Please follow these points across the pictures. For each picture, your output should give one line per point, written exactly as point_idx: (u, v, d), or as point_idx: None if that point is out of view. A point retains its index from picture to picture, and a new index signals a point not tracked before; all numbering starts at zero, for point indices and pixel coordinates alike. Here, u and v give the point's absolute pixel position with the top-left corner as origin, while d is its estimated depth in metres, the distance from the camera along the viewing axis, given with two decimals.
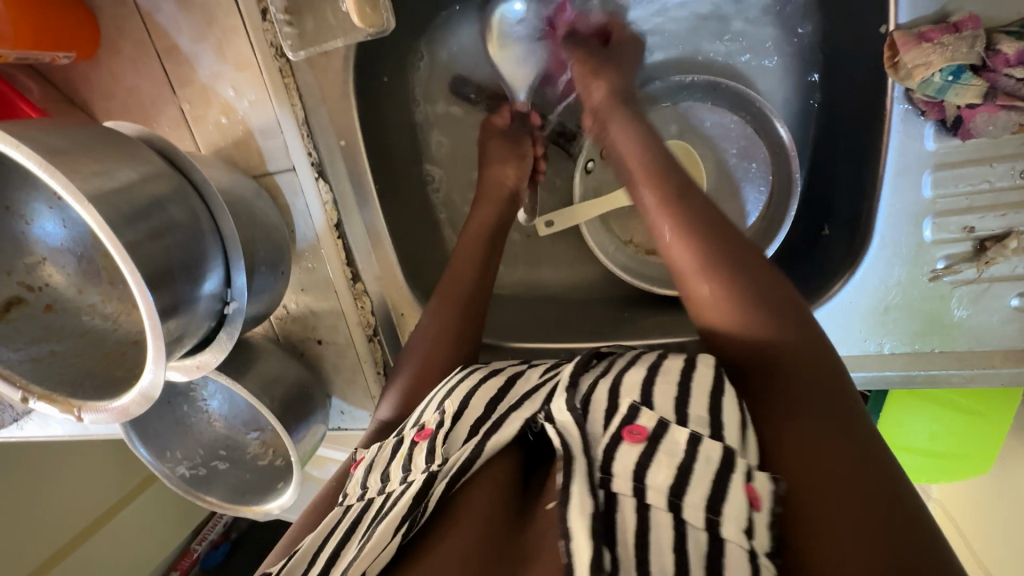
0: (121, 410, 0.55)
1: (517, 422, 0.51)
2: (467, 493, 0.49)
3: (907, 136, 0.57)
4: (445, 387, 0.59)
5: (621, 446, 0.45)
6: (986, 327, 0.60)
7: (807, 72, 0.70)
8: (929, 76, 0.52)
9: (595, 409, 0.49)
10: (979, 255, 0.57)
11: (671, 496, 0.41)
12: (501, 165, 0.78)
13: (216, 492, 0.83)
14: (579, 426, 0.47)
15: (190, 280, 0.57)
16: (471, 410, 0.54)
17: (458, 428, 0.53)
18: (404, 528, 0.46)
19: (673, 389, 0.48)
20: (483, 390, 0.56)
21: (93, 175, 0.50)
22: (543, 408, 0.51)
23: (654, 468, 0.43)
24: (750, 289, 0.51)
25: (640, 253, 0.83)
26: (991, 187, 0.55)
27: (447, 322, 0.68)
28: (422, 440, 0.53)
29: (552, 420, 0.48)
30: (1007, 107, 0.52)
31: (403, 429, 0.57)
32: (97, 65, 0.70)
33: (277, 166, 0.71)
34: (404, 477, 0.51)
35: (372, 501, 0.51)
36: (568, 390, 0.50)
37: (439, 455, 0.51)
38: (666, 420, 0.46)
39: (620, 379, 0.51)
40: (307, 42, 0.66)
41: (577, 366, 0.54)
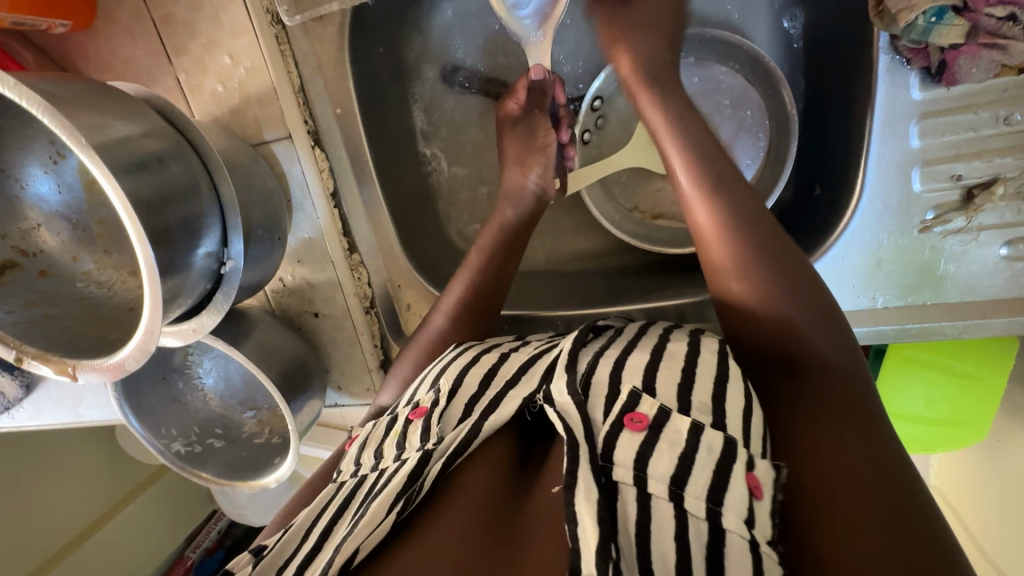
0: (117, 365, 0.54)
1: (514, 403, 0.50)
2: (463, 473, 0.48)
3: (892, 87, 0.58)
4: (439, 366, 0.59)
5: (621, 433, 0.43)
6: (976, 278, 0.61)
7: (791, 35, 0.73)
8: (914, 19, 0.53)
9: (596, 391, 0.47)
10: (968, 203, 0.58)
11: (672, 487, 0.40)
12: (521, 164, 0.75)
13: (210, 468, 0.81)
14: (580, 409, 0.45)
15: (189, 238, 0.57)
16: (464, 388, 0.53)
17: (453, 406, 0.52)
18: (398, 507, 0.45)
19: (677, 375, 0.47)
20: (477, 366, 0.55)
21: (92, 124, 0.50)
22: (541, 386, 0.50)
23: (656, 459, 0.41)
24: (794, 298, 0.50)
25: (646, 219, 0.84)
26: (976, 135, 0.57)
27: (460, 318, 0.67)
28: (416, 419, 0.52)
29: (551, 403, 0.46)
30: (989, 47, 0.53)
31: (396, 408, 0.57)
32: (94, 36, 0.70)
33: (273, 135, 0.71)
34: (398, 455, 0.50)
35: (365, 479, 0.51)
36: (568, 372, 0.48)
37: (434, 434, 0.49)
38: (667, 408, 0.44)
39: (618, 361, 0.49)
40: (302, 6, 0.66)
41: (575, 341, 0.52)
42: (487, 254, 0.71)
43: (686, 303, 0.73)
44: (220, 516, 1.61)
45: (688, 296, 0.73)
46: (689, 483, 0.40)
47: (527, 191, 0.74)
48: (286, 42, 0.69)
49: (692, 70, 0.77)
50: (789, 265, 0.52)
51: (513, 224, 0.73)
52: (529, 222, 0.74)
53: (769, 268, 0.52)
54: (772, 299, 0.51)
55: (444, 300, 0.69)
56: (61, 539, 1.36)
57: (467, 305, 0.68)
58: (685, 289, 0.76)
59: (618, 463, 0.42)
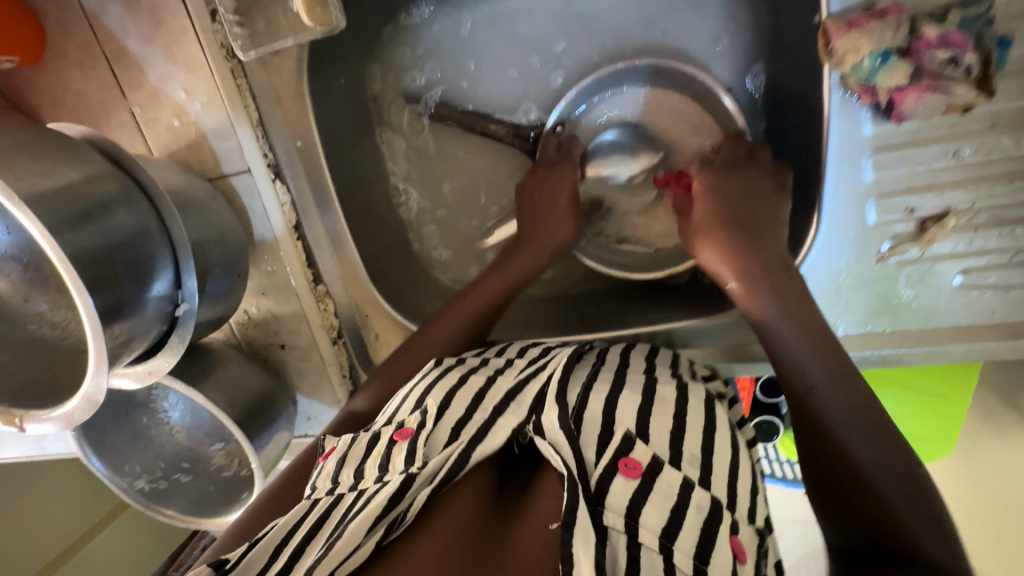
0: (67, 416, 0.53)
1: (502, 432, 0.50)
2: (449, 498, 0.48)
3: (845, 122, 0.57)
4: (423, 382, 0.58)
5: (616, 478, 0.45)
6: (932, 306, 0.62)
7: (749, 64, 0.71)
8: (860, 61, 0.53)
9: (587, 428, 0.49)
10: (920, 234, 0.59)
11: (662, 539, 0.42)
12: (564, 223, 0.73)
13: (176, 505, 0.80)
14: (573, 445, 0.46)
15: (137, 282, 0.56)
16: (451, 411, 0.53)
17: (440, 428, 0.51)
18: (380, 533, 0.45)
19: (668, 422, 0.51)
20: (463, 390, 0.55)
21: (30, 175, 0.49)
22: (533, 416, 0.50)
23: (649, 508, 0.43)
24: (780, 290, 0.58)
25: (612, 243, 0.83)
26: (927, 168, 0.57)
27: (456, 324, 0.68)
28: (401, 440, 0.50)
29: (542, 435, 0.48)
30: (933, 89, 0.52)
31: (376, 425, 0.55)
32: (43, 69, 0.68)
33: (232, 168, 0.71)
34: (380, 476, 0.49)
35: (342, 497, 0.49)
36: (558, 403, 0.49)
37: (419, 458, 0.48)
38: (660, 459, 0.47)
39: (609, 398, 0.52)
40: (257, 41, 0.64)
41: (563, 370, 0.53)
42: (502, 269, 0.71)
43: (652, 330, 0.73)
44: (203, 535, 1.52)
45: (660, 323, 0.73)
46: (679, 538, 0.42)
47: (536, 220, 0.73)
48: (242, 76, 0.67)
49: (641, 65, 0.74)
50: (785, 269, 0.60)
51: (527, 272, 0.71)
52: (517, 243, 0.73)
53: (756, 273, 0.59)
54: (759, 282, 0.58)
55: (421, 340, 0.68)
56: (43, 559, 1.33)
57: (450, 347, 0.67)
58: (651, 316, 0.76)
59: (608, 508, 0.43)
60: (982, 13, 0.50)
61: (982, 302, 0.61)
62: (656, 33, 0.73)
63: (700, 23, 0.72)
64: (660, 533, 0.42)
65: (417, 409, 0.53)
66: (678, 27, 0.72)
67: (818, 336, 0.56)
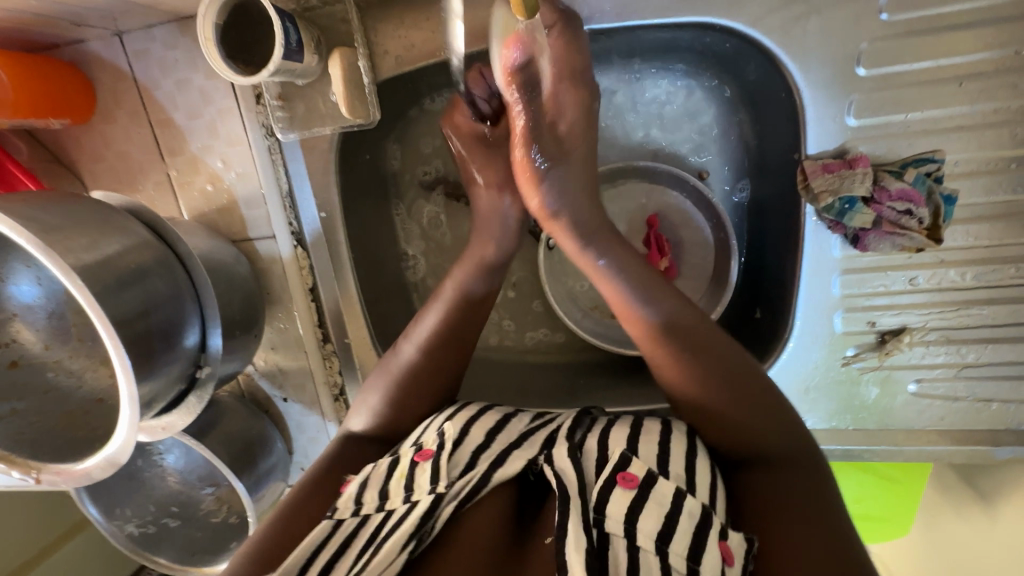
0: (85, 472, 0.57)
1: (518, 462, 0.57)
2: (468, 518, 0.54)
3: (818, 245, 0.65)
4: (441, 416, 0.64)
5: (614, 489, 0.51)
6: (890, 407, 0.69)
7: (736, 181, 0.77)
8: (830, 202, 0.61)
9: (587, 455, 0.56)
10: (881, 345, 0.66)
11: (659, 542, 0.48)
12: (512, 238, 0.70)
13: (166, 553, 0.82)
14: (576, 469, 0.53)
15: (168, 345, 0.59)
16: (470, 438, 0.59)
17: (460, 453, 0.57)
18: (409, 547, 0.50)
19: (655, 447, 0.56)
20: (481, 419, 0.62)
21: (81, 249, 0.52)
22: (544, 451, 0.57)
23: (645, 515, 0.49)
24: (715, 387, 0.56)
25: (605, 317, 0.89)
26: (887, 289, 0.65)
27: (434, 353, 0.67)
28: (423, 460, 0.57)
29: (550, 463, 0.54)
30: (891, 233, 0.61)
31: (397, 451, 0.61)
32: (88, 129, 0.73)
33: (257, 233, 0.75)
34: (406, 496, 0.55)
35: (369, 518, 0.54)
36: (567, 441, 0.57)
37: (444, 478, 0.55)
38: (653, 471, 0.52)
39: (606, 434, 0.58)
40: (296, 125, 0.69)
41: (573, 421, 0.61)
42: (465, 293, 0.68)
43: (641, 409, 0.78)
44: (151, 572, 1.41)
45: (650, 401, 0.78)
46: (674, 542, 0.48)
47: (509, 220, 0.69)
48: (278, 152, 0.72)
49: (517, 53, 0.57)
50: (710, 350, 0.58)
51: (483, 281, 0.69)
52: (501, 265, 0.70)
53: (697, 381, 0.57)
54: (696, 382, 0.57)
55: (414, 331, 0.68)
56: (20, 558, 1.25)
57: (438, 338, 0.67)
58: (639, 394, 0.81)
59: (609, 517, 0.49)
60: (931, 172, 0.59)
61: (932, 409, 0.68)
62: (659, 144, 0.79)
63: (695, 132, 0.77)
64: (657, 538, 0.48)
65: (437, 432, 0.60)
66: (674, 132, 0.78)
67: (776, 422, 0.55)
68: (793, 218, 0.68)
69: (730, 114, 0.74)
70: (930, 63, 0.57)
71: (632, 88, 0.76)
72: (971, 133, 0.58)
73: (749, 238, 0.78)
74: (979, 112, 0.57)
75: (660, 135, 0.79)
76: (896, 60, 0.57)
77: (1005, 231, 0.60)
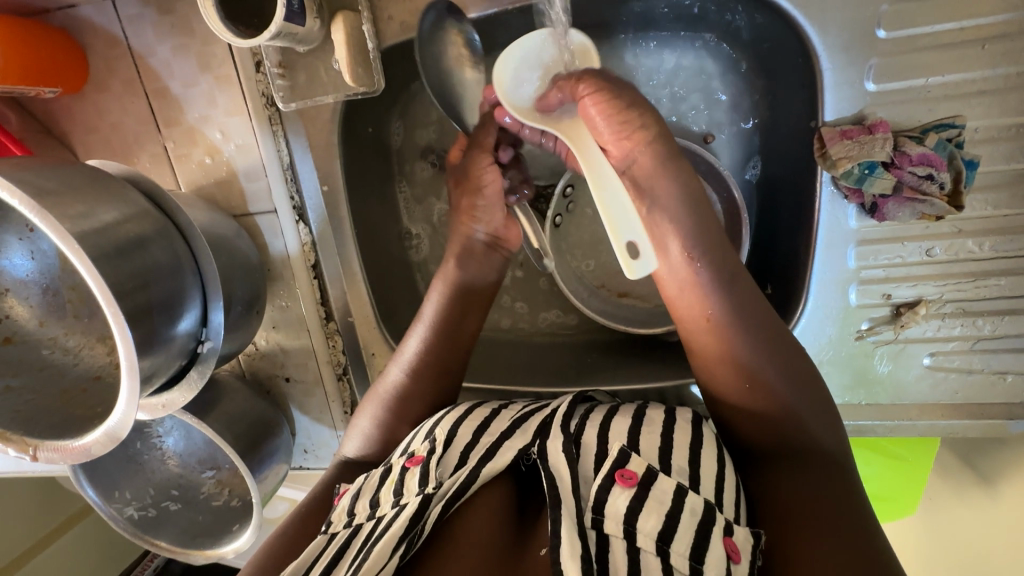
0: (84, 448, 0.55)
1: (509, 454, 0.55)
2: (463, 517, 0.53)
3: (833, 216, 0.64)
4: (433, 419, 0.63)
5: (613, 488, 0.50)
6: (904, 381, 0.68)
7: (747, 160, 0.76)
8: (850, 168, 0.60)
9: (585, 449, 0.54)
10: (896, 318, 0.65)
11: (659, 543, 0.47)
12: (482, 261, 0.73)
13: (166, 535, 0.80)
14: (572, 468, 0.51)
15: (168, 319, 0.57)
16: (459, 437, 0.57)
17: (449, 453, 0.56)
18: (400, 551, 0.49)
19: (658, 440, 0.55)
20: (471, 417, 0.60)
21: (77, 215, 0.50)
22: (537, 440, 0.55)
23: (645, 515, 0.48)
24: (765, 358, 0.56)
25: (613, 296, 0.87)
26: (903, 261, 0.63)
27: (422, 371, 0.69)
28: (414, 465, 0.55)
29: (545, 456, 0.53)
30: (912, 200, 0.60)
31: (390, 458, 0.60)
32: (81, 99, 0.71)
33: (258, 208, 0.73)
34: (396, 500, 0.54)
35: (361, 527, 0.53)
36: (562, 432, 0.55)
37: (433, 479, 0.54)
38: (654, 468, 0.51)
39: (608, 426, 0.57)
40: (297, 94, 0.67)
41: (568, 407, 0.59)
42: (446, 311, 0.71)
43: (652, 386, 0.77)
44: (153, 557, 1.40)
45: (660, 379, 0.77)
46: (675, 541, 0.47)
47: (478, 243, 0.73)
48: (279, 123, 0.70)
49: (527, 121, 0.63)
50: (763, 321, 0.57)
51: (477, 284, 0.73)
52: (486, 273, 0.74)
53: (768, 366, 0.55)
54: (739, 359, 0.56)
55: (402, 353, 0.71)
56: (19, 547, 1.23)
57: (424, 358, 0.69)
58: (649, 372, 0.80)
59: (609, 518, 0.49)
60: (953, 137, 0.58)
61: (946, 383, 0.67)
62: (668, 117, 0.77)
63: (706, 105, 0.75)
64: (657, 539, 0.47)
65: (426, 437, 0.59)
66: (685, 105, 0.76)
67: (819, 410, 0.55)
68: (808, 190, 0.66)
69: (742, 89, 0.72)
70: (952, 25, 0.55)
71: (640, 58, 0.74)
72: (992, 98, 0.57)
73: (758, 218, 0.76)
74: (1001, 75, 0.56)
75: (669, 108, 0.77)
76: (917, 22, 0.56)
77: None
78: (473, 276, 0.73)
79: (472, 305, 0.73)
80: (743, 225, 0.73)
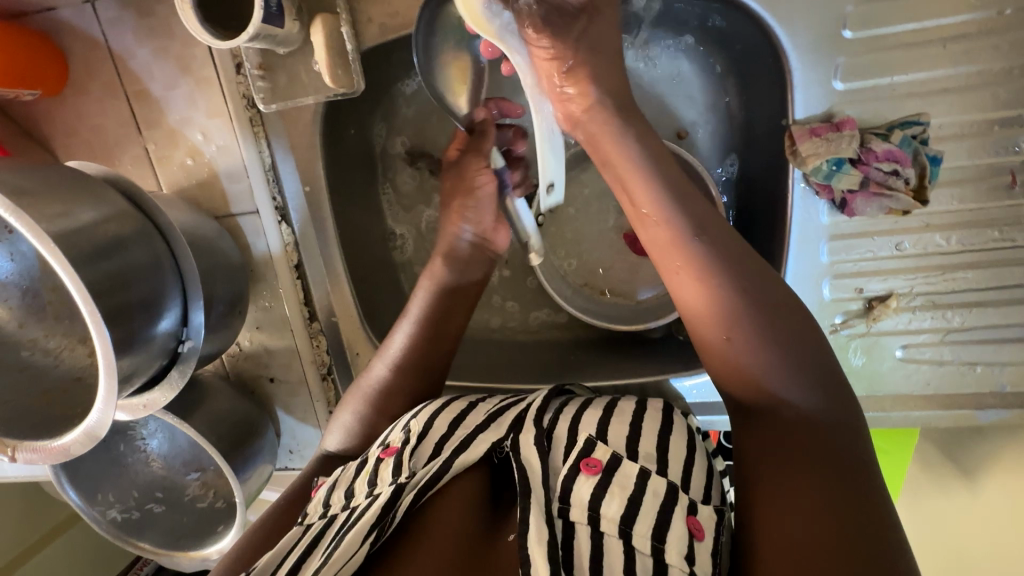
0: (63, 448, 0.56)
1: (483, 446, 0.56)
2: (435, 507, 0.53)
3: (805, 212, 0.65)
4: (412, 413, 0.64)
5: (578, 476, 0.51)
6: (878, 373, 0.69)
7: (724, 159, 0.77)
8: (818, 164, 0.61)
9: (555, 443, 0.55)
10: (868, 312, 0.67)
11: (621, 526, 0.48)
12: (471, 262, 0.75)
13: (149, 537, 0.80)
14: (542, 458, 0.53)
15: (148, 318, 0.57)
16: (434, 430, 0.58)
17: (423, 445, 0.57)
18: (371, 538, 0.49)
19: (626, 428, 0.56)
20: (447, 410, 0.61)
21: (55, 215, 0.51)
22: (511, 433, 0.56)
23: (608, 500, 0.49)
24: (761, 330, 0.50)
25: (596, 294, 0.88)
26: (873, 256, 0.65)
27: (405, 366, 0.70)
28: (388, 457, 0.57)
29: (518, 447, 0.54)
30: (879, 195, 0.61)
31: (367, 451, 0.61)
32: (62, 101, 0.71)
33: (239, 209, 0.74)
34: (370, 491, 0.55)
35: (335, 518, 0.54)
36: (535, 426, 0.56)
37: (406, 469, 0.54)
38: (618, 455, 0.53)
39: (580, 418, 0.58)
40: (278, 95, 0.68)
41: (545, 400, 0.60)
42: (432, 308, 0.72)
43: (634, 381, 0.78)
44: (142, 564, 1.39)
45: (642, 375, 0.78)
46: (637, 523, 0.48)
47: (465, 244, 0.75)
48: (260, 124, 0.70)
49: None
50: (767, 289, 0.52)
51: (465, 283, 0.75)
52: (477, 270, 0.76)
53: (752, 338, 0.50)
54: (735, 327, 0.51)
55: (386, 348, 0.71)
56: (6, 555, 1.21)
57: (408, 352, 0.70)
58: (632, 368, 0.81)
59: (574, 505, 0.49)
60: (918, 134, 0.59)
61: (919, 374, 0.68)
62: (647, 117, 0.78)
63: (683, 105, 0.77)
64: (620, 522, 0.48)
65: (402, 430, 0.60)
66: (663, 106, 0.78)
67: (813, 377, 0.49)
68: (781, 187, 0.68)
69: (716, 88, 0.74)
70: (914, 25, 0.57)
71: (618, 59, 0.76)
72: (956, 95, 0.59)
73: (735, 216, 0.77)
74: (964, 73, 0.58)
75: (648, 108, 0.78)
76: (882, 22, 0.57)
77: (989, 194, 0.61)
78: (458, 274, 0.74)
79: (462, 299, 0.74)
80: None
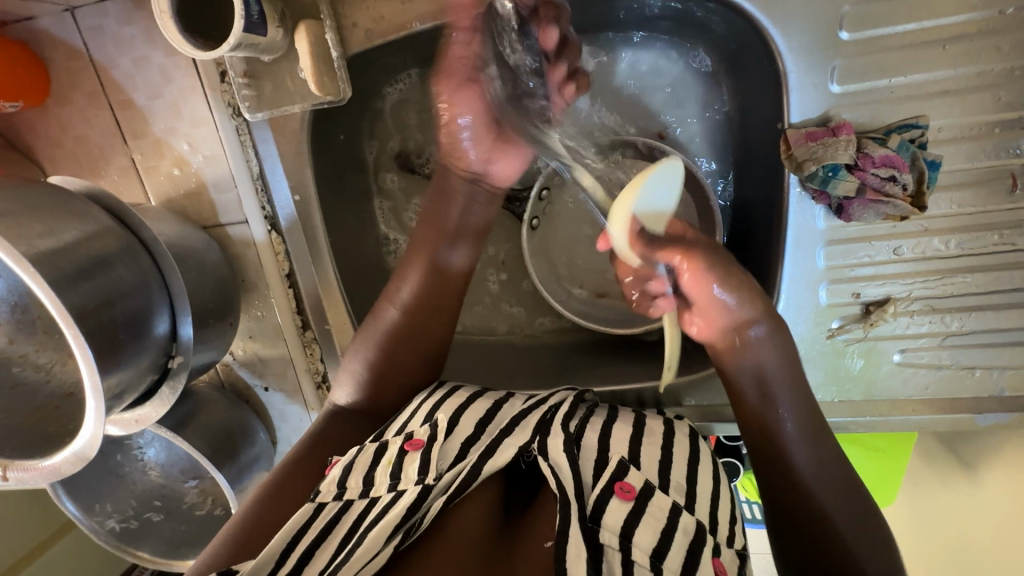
0: (53, 468, 0.56)
1: (510, 450, 0.55)
2: (458, 510, 0.53)
3: (800, 217, 0.64)
4: (430, 400, 0.63)
5: (612, 500, 0.51)
6: (878, 379, 0.68)
7: (721, 159, 0.76)
8: (814, 170, 0.60)
9: (587, 454, 0.55)
10: (866, 316, 0.65)
11: (654, 559, 0.48)
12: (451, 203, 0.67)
13: (148, 546, 0.80)
14: (574, 467, 0.52)
15: (135, 336, 0.57)
16: (461, 427, 0.58)
17: (450, 442, 0.57)
18: (395, 540, 0.49)
19: (658, 452, 0.57)
20: (473, 407, 0.61)
21: (36, 236, 0.50)
22: (538, 437, 0.56)
23: (641, 529, 0.49)
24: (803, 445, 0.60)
25: (591, 296, 0.87)
26: (871, 260, 0.64)
27: (413, 313, 0.68)
28: (413, 450, 0.56)
29: (544, 455, 0.54)
30: (875, 202, 0.60)
31: (383, 436, 0.60)
32: (45, 112, 0.70)
33: (229, 219, 0.73)
34: (393, 484, 0.54)
35: (352, 504, 0.53)
36: (563, 431, 0.56)
37: (433, 470, 0.54)
38: (651, 483, 0.53)
39: (611, 431, 0.59)
40: (264, 103, 0.66)
41: (567, 407, 0.60)
42: (441, 274, 0.68)
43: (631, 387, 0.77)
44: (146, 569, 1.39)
45: (638, 379, 0.77)
46: (668, 559, 0.48)
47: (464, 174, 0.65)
48: (247, 132, 0.69)
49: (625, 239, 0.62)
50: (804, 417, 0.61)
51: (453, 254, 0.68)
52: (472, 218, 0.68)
53: (795, 437, 0.61)
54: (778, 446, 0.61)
55: (392, 293, 0.69)
56: None
57: (419, 303, 0.68)
58: (626, 372, 0.80)
59: (605, 527, 0.49)
60: (916, 138, 0.58)
61: (918, 378, 0.67)
62: (641, 117, 0.77)
63: (678, 105, 0.75)
64: (652, 556, 0.48)
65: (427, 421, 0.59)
66: (658, 105, 0.76)
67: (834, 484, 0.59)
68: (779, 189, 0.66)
69: (710, 89, 0.72)
70: (914, 26, 0.56)
71: (610, 59, 0.74)
72: (955, 97, 0.57)
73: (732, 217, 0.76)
74: (962, 75, 0.56)
75: (645, 108, 0.76)
76: (879, 23, 0.56)
77: (987, 197, 0.60)
78: (450, 245, 0.68)
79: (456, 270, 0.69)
80: (718, 225, 0.73)
